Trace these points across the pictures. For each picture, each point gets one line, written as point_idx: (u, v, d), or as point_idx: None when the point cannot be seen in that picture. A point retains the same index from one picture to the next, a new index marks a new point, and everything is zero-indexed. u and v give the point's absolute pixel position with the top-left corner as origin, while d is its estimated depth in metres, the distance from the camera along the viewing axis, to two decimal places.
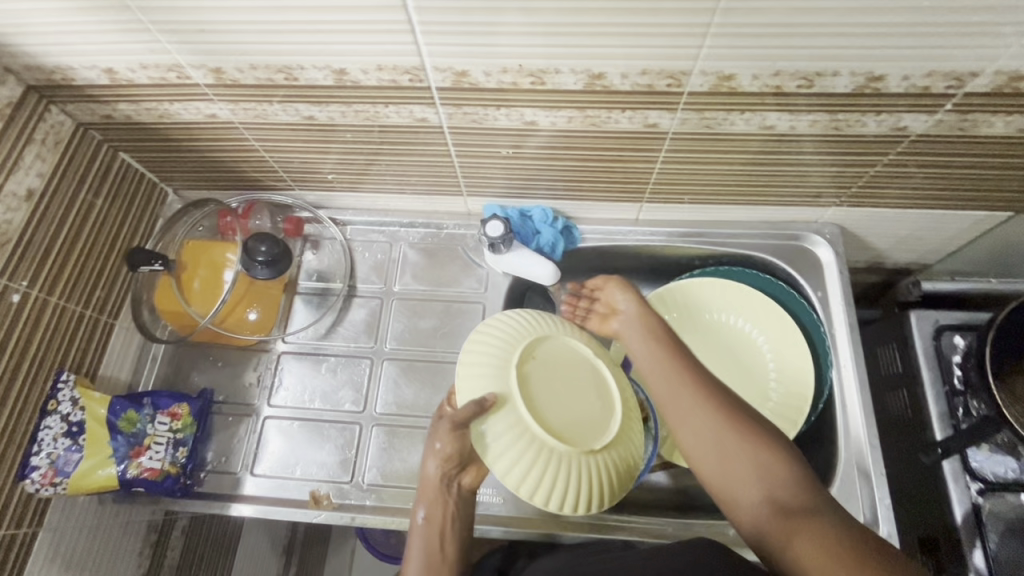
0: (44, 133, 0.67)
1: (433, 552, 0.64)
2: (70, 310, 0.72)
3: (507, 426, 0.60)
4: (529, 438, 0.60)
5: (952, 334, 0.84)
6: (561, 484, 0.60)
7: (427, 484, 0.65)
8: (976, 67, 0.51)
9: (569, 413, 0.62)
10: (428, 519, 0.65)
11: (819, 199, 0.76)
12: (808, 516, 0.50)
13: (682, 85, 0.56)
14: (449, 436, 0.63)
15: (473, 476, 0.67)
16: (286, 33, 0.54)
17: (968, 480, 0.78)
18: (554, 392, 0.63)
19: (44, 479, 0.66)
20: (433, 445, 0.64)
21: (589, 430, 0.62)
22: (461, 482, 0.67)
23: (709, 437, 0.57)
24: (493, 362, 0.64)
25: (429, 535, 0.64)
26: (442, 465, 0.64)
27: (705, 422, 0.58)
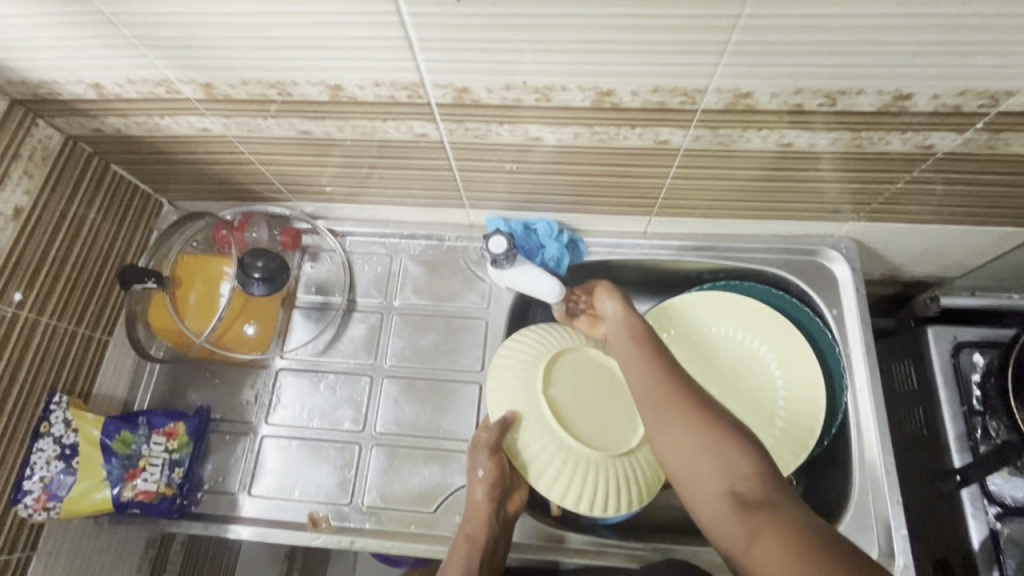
0: (31, 148, 0.65)
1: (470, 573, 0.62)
2: (61, 328, 0.70)
3: (538, 440, 0.70)
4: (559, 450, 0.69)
5: (971, 351, 0.82)
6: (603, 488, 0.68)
7: (472, 511, 0.66)
8: (1013, 86, 0.48)
9: (592, 422, 0.72)
10: (471, 538, 0.64)
11: (836, 214, 0.73)
12: (771, 510, 0.51)
13: (696, 103, 0.53)
14: (490, 460, 0.68)
15: (515, 506, 0.68)
16: (277, 50, 0.51)
17: (986, 504, 0.75)
18: (576, 404, 0.73)
19: (37, 503, 0.65)
20: (477, 471, 0.67)
21: (614, 436, 0.71)
22: (506, 512, 0.67)
23: (679, 443, 0.59)
24: (518, 382, 0.73)
25: (470, 557, 0.63)
26: (489, 491, 0.66)
27: (677, 425, 0.59)
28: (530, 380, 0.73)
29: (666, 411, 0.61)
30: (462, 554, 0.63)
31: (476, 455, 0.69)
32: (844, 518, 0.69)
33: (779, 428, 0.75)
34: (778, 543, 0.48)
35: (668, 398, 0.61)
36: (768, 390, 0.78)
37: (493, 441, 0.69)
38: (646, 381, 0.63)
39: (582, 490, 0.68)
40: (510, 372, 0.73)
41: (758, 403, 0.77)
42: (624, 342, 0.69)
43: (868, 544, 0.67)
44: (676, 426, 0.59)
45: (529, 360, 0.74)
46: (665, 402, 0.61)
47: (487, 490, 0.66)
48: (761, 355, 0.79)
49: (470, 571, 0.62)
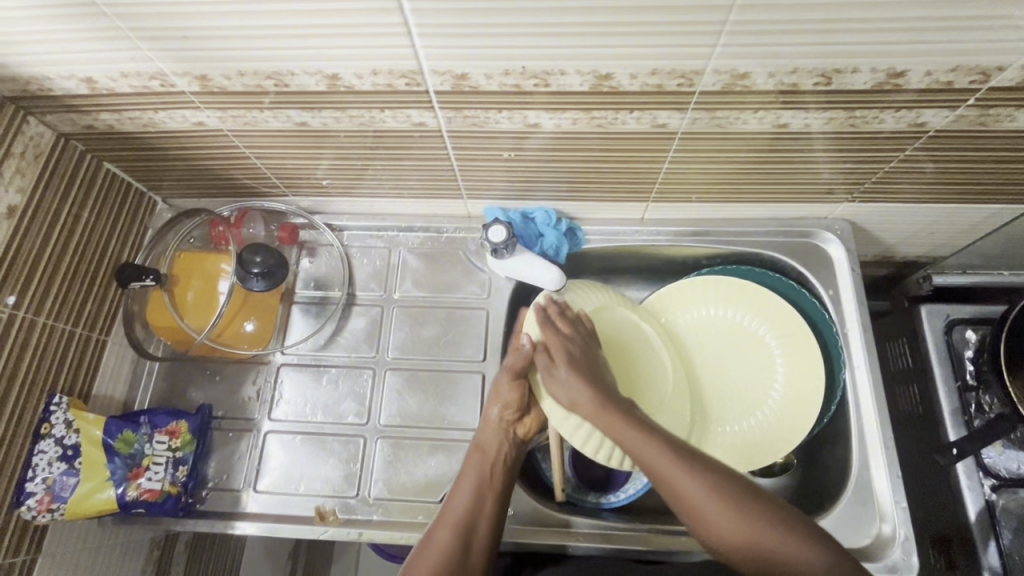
0: (22, 146, 0.64)
1: (483, 479, 0.65)
2: (58, 329, 0.69)
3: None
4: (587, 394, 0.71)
5: (963, 328, 0.83)
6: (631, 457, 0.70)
7: (485, 427, 0.69)
8: (1003, 61, 0.49)
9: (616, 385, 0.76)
10: (483, 450, 0.67)
11: (830, 195, 0.74)
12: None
13: (694, 85, 0.53)
14: (508, 382, 0.70)
15: (527, 429, 0.71)
16: (273, 39, 0.51)
17: (981, 477, 0.77)
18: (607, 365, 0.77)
19: (40, 505, 0.64)
20: (497, 390, 0.70)
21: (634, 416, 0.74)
22: (518, 433, 0.70)
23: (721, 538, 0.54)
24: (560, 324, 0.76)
25: (481, 466, 0.66)
26: (503, 410, 0.69)
27: (711, 521, 0.54)
28: None
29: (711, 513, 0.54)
30: (472, 464, 0.66)
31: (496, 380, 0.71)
32: (845, 494, 0.70)
33: (778, 402, 0.77)
34: None
35: (693, 500, 0.55)
36: (769, 371, 0.79)
37: (516, 365, 0.70)
38: (657, 478, 0.58)
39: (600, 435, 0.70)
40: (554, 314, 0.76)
41: (756, 376, 0.79)
42: (607, 425, 0.63)
43: (869, 518, 0.68)
44: (710, 522, 0.54)
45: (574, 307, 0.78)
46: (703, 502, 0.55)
47: (504, 407, 0.69)
48: (760, 336, 0.80)
49: (484, 478, 0.65)
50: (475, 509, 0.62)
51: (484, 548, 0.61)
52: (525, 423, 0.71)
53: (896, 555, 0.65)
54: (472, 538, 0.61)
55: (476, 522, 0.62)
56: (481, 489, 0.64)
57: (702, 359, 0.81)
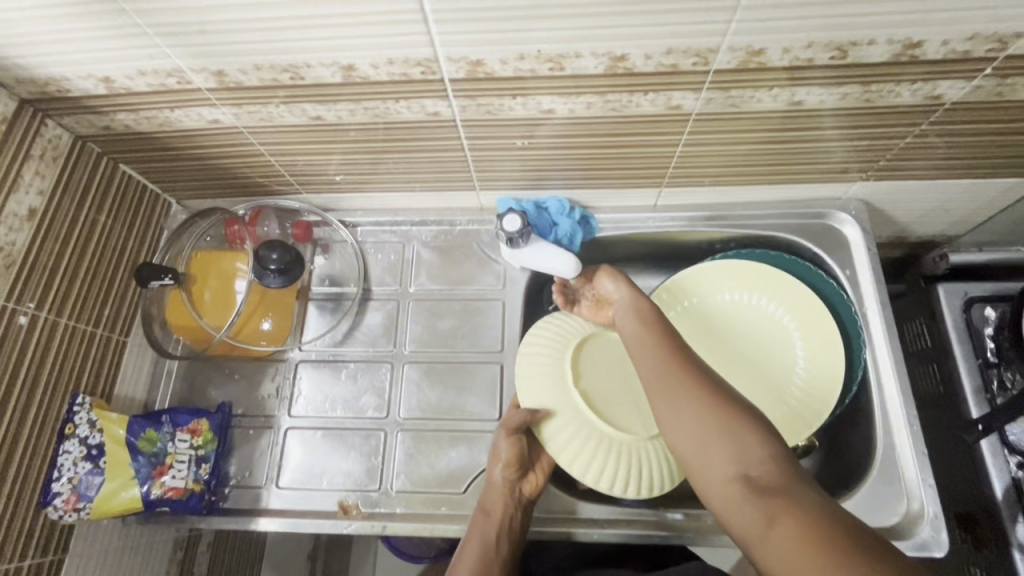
0: (41, 148, 0.64)
1: (487, 544, 0.63)
2: (80, 330, 0.70)
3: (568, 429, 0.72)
4: (587, 435, 0.71)
5: (982, 306, 0.82)
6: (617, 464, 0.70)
7: (490, 488, 0.67)
8: (1020, 28, 0.49)
9: (616, 403, 0.75)
10: (487, 513, 0.65)
11: (844, 174, 0.74)
12: (786, 494, 0.48)
13: (709, 63, 0.53)
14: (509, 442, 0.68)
15: (533, 486, 0.68)
16: (290, 30, 0.51)
17: (1007, 454, 0.75)
18: (603, 387, 0.76)
19: (67, 504, 0.64)
20: (497, 451, 0.68)
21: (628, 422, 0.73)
22: (523, 493, 0.67)
23: (691, 424, 0.54)
24: (547, 369, 0.76)
25: (485, 530, 0.64)
26: (507, 469, 0.67)
27: (688, 407, 0.55)
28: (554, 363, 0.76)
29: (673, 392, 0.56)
30: (478, 529, 0.64)
31: (497, 437, 0.70)
32: (870, 474, 0.70)
33: (797, 386, 0.76)
34: (798, 540, 0.45)
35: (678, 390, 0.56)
36: (787, 354, 0.78)
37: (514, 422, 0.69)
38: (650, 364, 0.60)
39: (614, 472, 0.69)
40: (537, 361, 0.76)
41: (774, 364, 0.78)
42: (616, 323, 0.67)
43: (895, 497, 0.68)
44: (684, 411, 0.55)
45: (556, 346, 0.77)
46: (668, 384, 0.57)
47: (505, 469, 0.66)
48: (778, 320, 0.80)
49: (490, 548, 0.63)
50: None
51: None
52: (531, 482, 0.68)
53: (925, 533, 0.65)
54: None
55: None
56: (487, 559, 0.63)
57: (712, 356, 0.80)
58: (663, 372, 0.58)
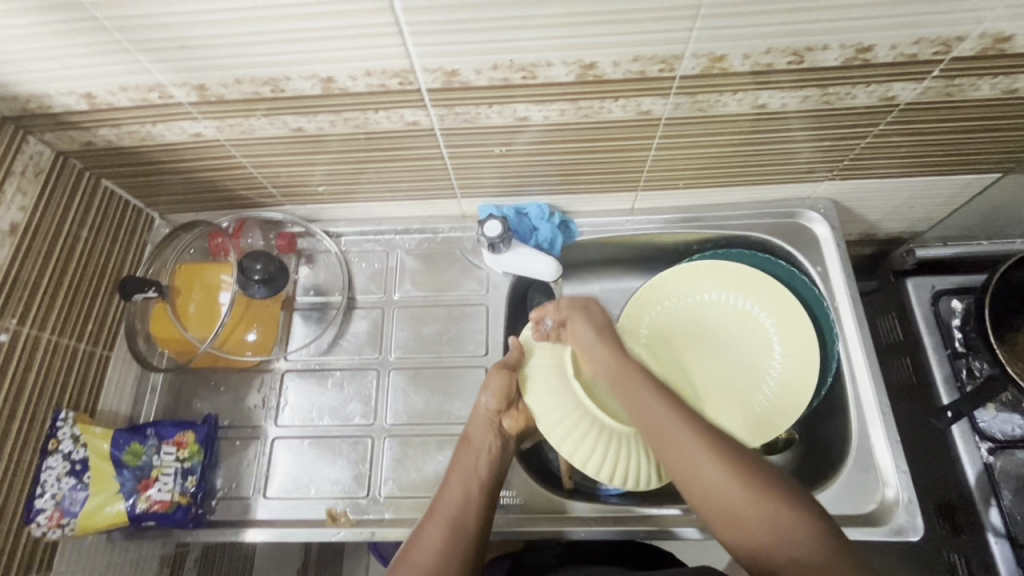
0: (23, 164, 0.65)
1: (469, 470, 0.66)
2: (62, 345, 0.70)
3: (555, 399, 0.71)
4: (577, 412, 0.70)
5: (949, 298, 0.85)
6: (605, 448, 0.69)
7: (475, 419, 0.70)
8: (962, 31, 0.52)
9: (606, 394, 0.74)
10: (471, 441, 0.68)
11: (811, 174, 0.77)
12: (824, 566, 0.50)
13: (674, 70, 0.56)
14: (500, 375, 0.71)
15: (515, 424, 0.71)
16: (269, 44, 0.53)
17: (978, 440, 0.78)
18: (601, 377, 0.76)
19: (50, 521, 0.64)
20: (486, 385, 0.71)
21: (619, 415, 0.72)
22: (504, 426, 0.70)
23: (721, 491, 0.56)
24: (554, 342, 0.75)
25: (468, 457, 0.67)
26: (495, 401, 0.70)
27: (716, 476, 0.57)
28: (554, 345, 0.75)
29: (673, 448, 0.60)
30: (462, 456, 0.67)
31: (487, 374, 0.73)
32: (847, 462, 0.72)
33: (776, 384, 0.78)
34: None
35: (701, 458, 0.58)
36: (765, 351, 0.80)
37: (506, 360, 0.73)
38: (669, 431, 0.61)
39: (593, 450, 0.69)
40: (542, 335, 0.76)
41: (751, 360, 0.81)
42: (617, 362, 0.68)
43: (872, 483, 0.70)
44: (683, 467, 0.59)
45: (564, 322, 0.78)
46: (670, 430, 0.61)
47: (492, 399, 0.70)
48: (753, 317, 0.82)
49: (471, 470, 0.66)
50: (465, 504, 0.64)
51: (476, 542, 0.62)
52: (512, 418, 0.71)
53: (901, 518, 0.67)
54: (460, 530, 0.62)
55: (466, 513, 0.63)
56: (468, 479, 0.65)
57: (694, 356, 0.82)
58: (685, 441, 0.59)
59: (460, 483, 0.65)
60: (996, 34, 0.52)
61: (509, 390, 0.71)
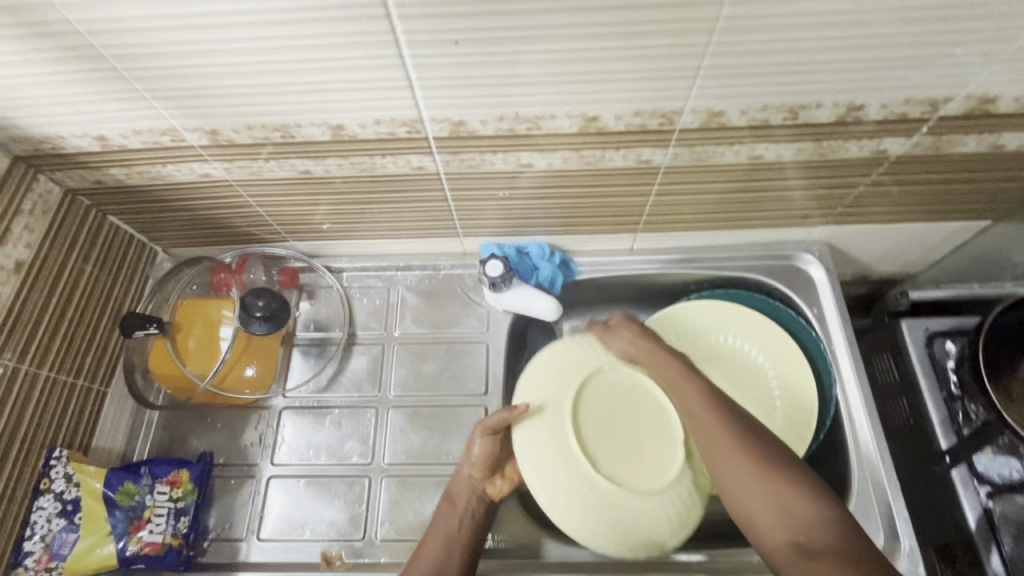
0: (32, 202, 0.66)
1: (448, 532, 0.64)
2: (60, 381, 0.69)
3: (556, 466, 0.66)
4: (572, 472, 0.66)
5: (943, 340, 0.86)
6: (600, 511, 0.64)
7: (458, 480, 0.69)
8: (949, 93, 0.54)
9: (610, 444, 0.69)
10: (451, 503, 0.67)
11: (807, 219, 0.79)
12: (830, 560, 0.50)
13: (674, 124, 0.58)
14: (485, 438, 0.68)
15: (497, 490, 0.70)
16: (282, 95, 0.54)
17: (976, 484, 0.78)
18: (602, 434, 0.69)
19: (39, 564, 0.63)
20: (469, 449, 0.69)
21: (624, 469, 0.67)
22: (485, 491, 0.69)
23: (744, 480, 0.58)
24: (549, 404, 0.70)
25: (449, 518, 0.66)
26: (475, 465, 0.69)
27: (741, 456, 0.59)
28: (557, 392, 0.71)
29: (696, 405, 0.64)
30: (441, 518, 0.66)
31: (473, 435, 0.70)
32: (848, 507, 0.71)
33: (778, 426, 0.78)
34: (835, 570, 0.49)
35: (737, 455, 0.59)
36: (765, 393, 0.80)
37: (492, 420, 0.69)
38: (706, 423, 0.63)
39: (600, 517, 0.64)
40: (538, 398, 0.71)
41: (757, 395, 0.80)
42: (659, 367, 0.70)
43: (873, 530, 0.69)
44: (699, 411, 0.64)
45: (547, 384, 0.72)
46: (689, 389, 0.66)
47: (472, 467, 0.68)
48: (752, 356, 0.83)
49: (451, 533, 0.64)
50: (443, 565, 0.62)
51: None
52: (496, 483, 0.70)
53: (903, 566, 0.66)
54: None
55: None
56: (448, 539, 0.64)
57: None
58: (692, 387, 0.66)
59: (438, 545, 0.63)
60: (980, 96, 0.55)
61: (492, 452, 0.68)
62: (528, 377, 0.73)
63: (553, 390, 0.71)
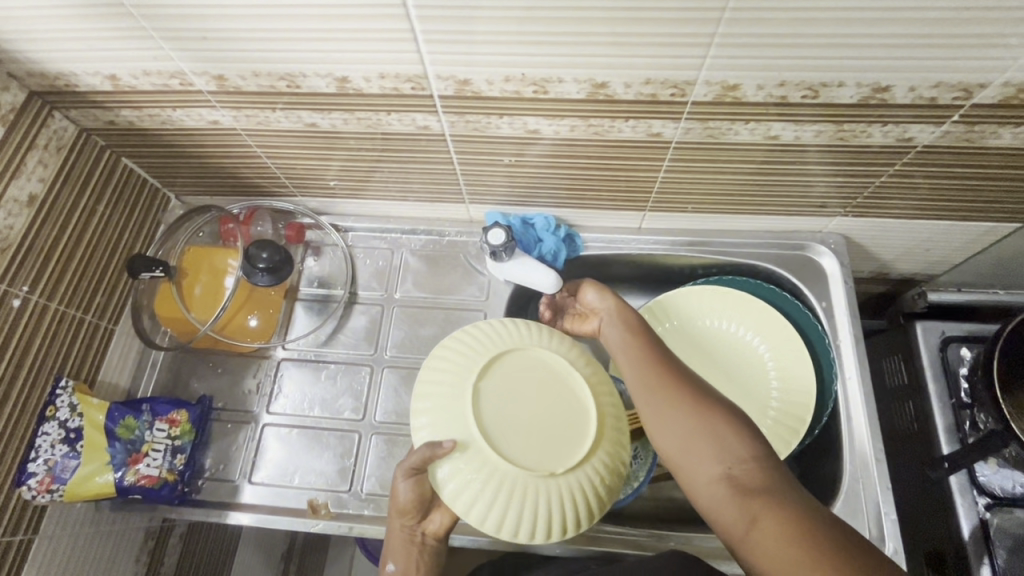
0: (47, 138, 0.67)
1: None
2: (69, 315, 0.72)
3: (472, 478, 0.56)
4: (490, 479, 0.56)
5: (958, 346, 0.83)
6: (527, 508, 0.56)
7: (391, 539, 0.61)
8: (984, 78, 0.51)
9: (526, 431, 0.58)
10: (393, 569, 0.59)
11: (823, 209, 0.76)
12: (777, 508, 0.46)
13: (686, 95, 0.56)
14: (405, 485, 0.59)
15: (438, 527, 0.61)
16: (288, 41, 0.54)
17: (975, 495, 0.76)
18: (517, 421, 0.58)
19: (41, 486, 0.66)
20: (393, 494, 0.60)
21: (552, 454, 0.57)
22: (426, 532, 0.61)
23: (676, 425, 0.53)
24: (448, 401, 0.60)
25: None
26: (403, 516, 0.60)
27: (667, 400, 0.55)
28: (456, 383, 0.61)
29: (633, 363, 0.60)
30: None
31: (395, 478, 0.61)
32: (836, 504, 0.70)
33: (770, 418, 0.77)
34: (783, 543, 0.44)
35: (654, 370, 0.57)
36: (760, 384, 0.79)
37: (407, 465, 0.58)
38: (645, 380, 0.57)
39: (525, 519, 0.56)
40: (435, 395, 0.61)
41: (752, 385, 0.79)
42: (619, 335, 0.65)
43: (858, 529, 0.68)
44: (634, 374, 0.59)
45: (442, 419, 0.59)
46: (634, 354, 0.61)
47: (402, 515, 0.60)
48: (753, 346, 0.81)
49: None
50: None
51: None
52: (434, 520, 0.61)
53: None
54: None
55: None
56: None
57: None
58: (636, 353, 0.61)
59: None
60: (1018, 84, 0.51)
61: (418, 498, 0.60)
62: (423, 375, 0.64)
63: (453, 424, 0.58)
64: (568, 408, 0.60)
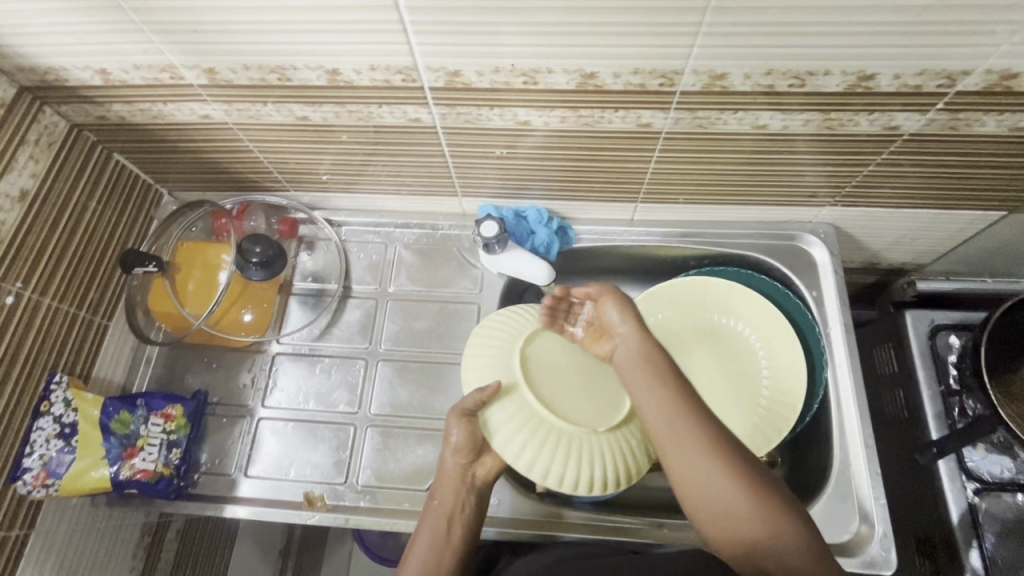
0: (38, 133, 0.67)
1: (439, 540, 0.60)
2: (63, 311, 0.72)
3: (523, 426, 0.65)
4: (540, 429, 0.65)
5: (947, 334, 0.84)
6: (572, 459, 0.64)
7: (441, 477, 0.64)
8: (968, 65, 0.52)
9: (569, 393, 0.68)
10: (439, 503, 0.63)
11: (813, 199, 0.76)
12: None
13: (674, 84, 0.56)
14: (461, 424, 0.65)
15: (487, 470, 0.66)
16: (277, 33, 0.54)
17: (964, 480, 0.77)
18: (561, 384, 0.69)
19: (36, 480, 0.66)
20: (448, 434, 0.65)
21: (592, 414, 0.67)
22: (475, 475, 0.65)
23: (705, 481, 0.50)
24: (500, 362, 0.70)
25: (437, 521, 0.61)
26: (456, 455, 0.64)
27: (695, 453, 0.51)
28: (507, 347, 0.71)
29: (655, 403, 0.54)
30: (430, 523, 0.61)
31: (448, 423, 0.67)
32: (826, 490, 0.71)
33: (762, 406, 0.78)
34: None
35: (680, 415, 0.53)
36: (751, 373, 0.80)
37: (466, 403, 0.65)
38: (670, 427, 0.53)
39: (569, 469, 0.64)
40: (489, 358, 0.70)
41: (744, 373, 0.80)
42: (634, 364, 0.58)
43: (849, 514, 0.69)
44: (657, 415, 0.54)
45: (497, 375, 0.69)
46: (655, 390, 0.55)
47: (457, 452, 0.64)
48: (744, 335, 0.82)
49: (440, 537, 0.60)
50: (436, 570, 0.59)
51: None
52: (484, 464, 0.66)
53: (875, 551, 0.66)
54: None
55: None
56: (440, 548, 0.60)
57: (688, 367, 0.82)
58: (657, 389, 0.55)
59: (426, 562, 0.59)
60: (1001, 71, 0.52)
61: (472, 438, 0.65)
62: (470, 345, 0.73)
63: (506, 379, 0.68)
64: (601, 380, 0.70)
